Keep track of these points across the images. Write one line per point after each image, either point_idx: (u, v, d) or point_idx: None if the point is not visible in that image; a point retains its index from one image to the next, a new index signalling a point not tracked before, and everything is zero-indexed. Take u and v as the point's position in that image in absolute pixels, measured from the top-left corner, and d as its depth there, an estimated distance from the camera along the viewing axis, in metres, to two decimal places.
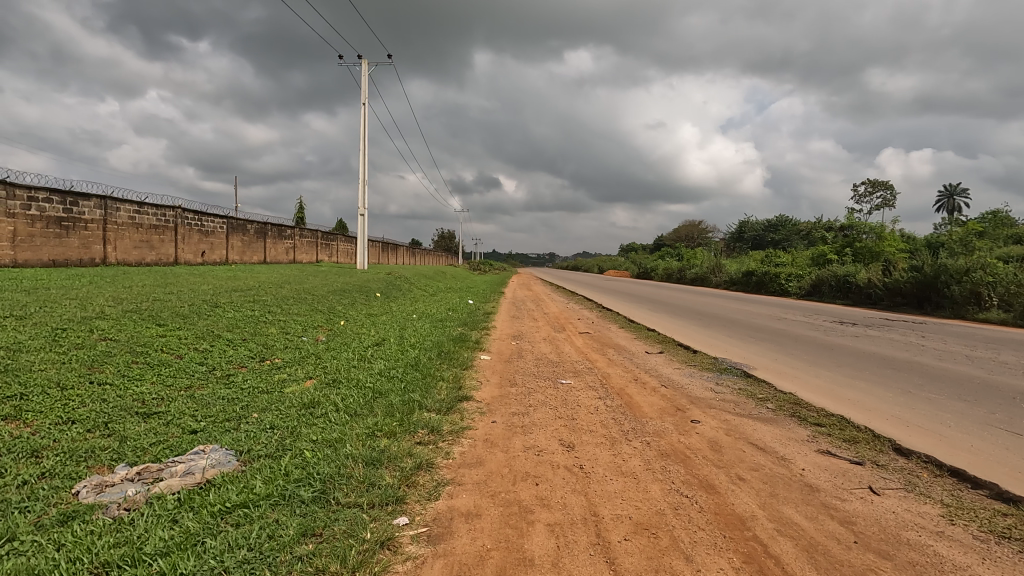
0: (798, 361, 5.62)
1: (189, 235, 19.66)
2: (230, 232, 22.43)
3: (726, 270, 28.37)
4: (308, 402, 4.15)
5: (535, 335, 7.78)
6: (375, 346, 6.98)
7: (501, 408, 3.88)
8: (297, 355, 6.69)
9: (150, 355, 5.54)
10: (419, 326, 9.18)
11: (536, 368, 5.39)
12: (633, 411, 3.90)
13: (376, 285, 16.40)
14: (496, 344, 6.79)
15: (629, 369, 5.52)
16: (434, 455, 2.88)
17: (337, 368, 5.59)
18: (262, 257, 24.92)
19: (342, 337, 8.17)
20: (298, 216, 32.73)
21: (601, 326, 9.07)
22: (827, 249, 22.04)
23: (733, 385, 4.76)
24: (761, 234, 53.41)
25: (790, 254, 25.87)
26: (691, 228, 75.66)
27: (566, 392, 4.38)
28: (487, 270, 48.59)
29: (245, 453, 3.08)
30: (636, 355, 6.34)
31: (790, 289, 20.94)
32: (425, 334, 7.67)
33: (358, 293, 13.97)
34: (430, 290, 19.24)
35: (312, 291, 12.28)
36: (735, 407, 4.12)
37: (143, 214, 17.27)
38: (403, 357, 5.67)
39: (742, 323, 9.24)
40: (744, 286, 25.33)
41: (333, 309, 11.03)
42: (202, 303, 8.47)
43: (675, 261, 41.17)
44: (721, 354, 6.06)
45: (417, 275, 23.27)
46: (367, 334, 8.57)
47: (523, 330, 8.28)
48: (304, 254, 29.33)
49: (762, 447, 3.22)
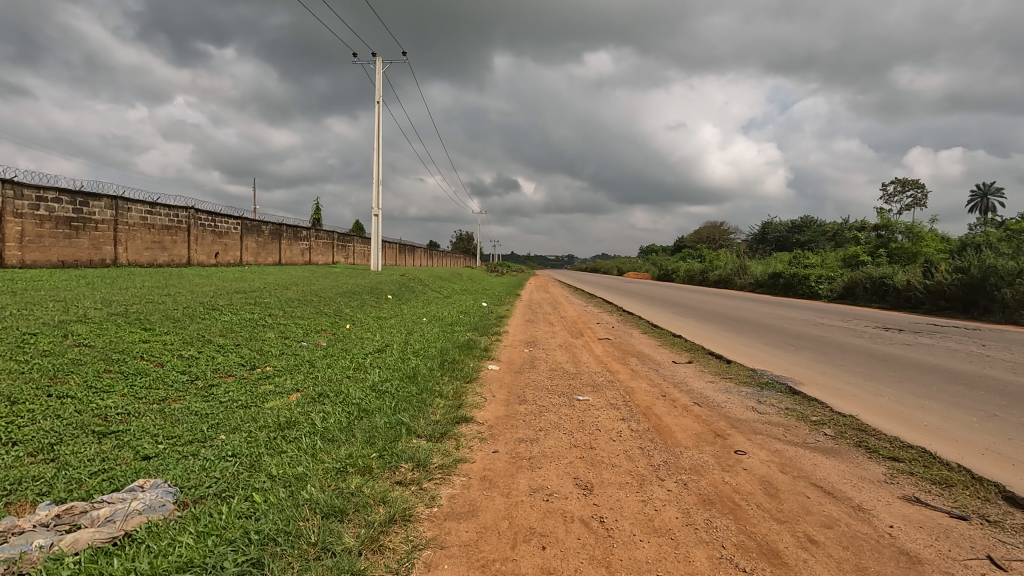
0: (851, 375, 4.91)
1: (202, 236, 19.48)
2: (244, 233, 22.25)
3: (751, 272, 27.38)
4: (283, 422, 3.59)
5: (550, 342, 7.16)
6: (375, 354, 6.43)
7: (505, 432, 3.27)
8: (291, 362, 6.17)
9: (125, 363, 5.05)
10: (427, 330, 8.62)
11: (550, 381, 4.77)
12: (663, 438, 3.26)
13: (388, 287, 15.95)
14: (507, 351, 6.19)
15: (654, 383, 4.88)
16: (415, 502, 2.28)
17: (329, 379, 5.05)
18: (277, 258, 24.73)
19: (343, 343, 7.64)
20: (314, 218, 32.60)
21: (623, 332, 8.40)
22: (860, 250, 20.98)
23: (780, 405, 4.09)
24: (786, 235, 51.98)
25: (819, 255, 24.82)
26: (713, 230, 74.19)
27: (583, 412, 3.76)
28: (504, 272, 48.09)
29: (190, 491, 2.52)
30: (663, 365, 5.68)
31: (821, 292, 19.96)
32: (431, 341, 7.09)
33: (368, 295, 13.50)
34: (444, 292, 18.72)
35: (320, 292, 11.84)
36: (785, 433, 3.46)
37: (156, 214, 17.11)
38: (401, 368, 5.09)
39: (777, 330, 8.49)
40: (770, 288, 24.36)
41: (339, 312, 10.54)
42: (198, 305, 8.02)
43: (697, 263, 40.11)
44: (759, 365, 5.37)
45: (432, 277, 22.80)
46: (371, 339, 8.02)
47: (537, 336, 7.66)
48: (320, 256, 29.14)
49: (829, 491, 2.57)
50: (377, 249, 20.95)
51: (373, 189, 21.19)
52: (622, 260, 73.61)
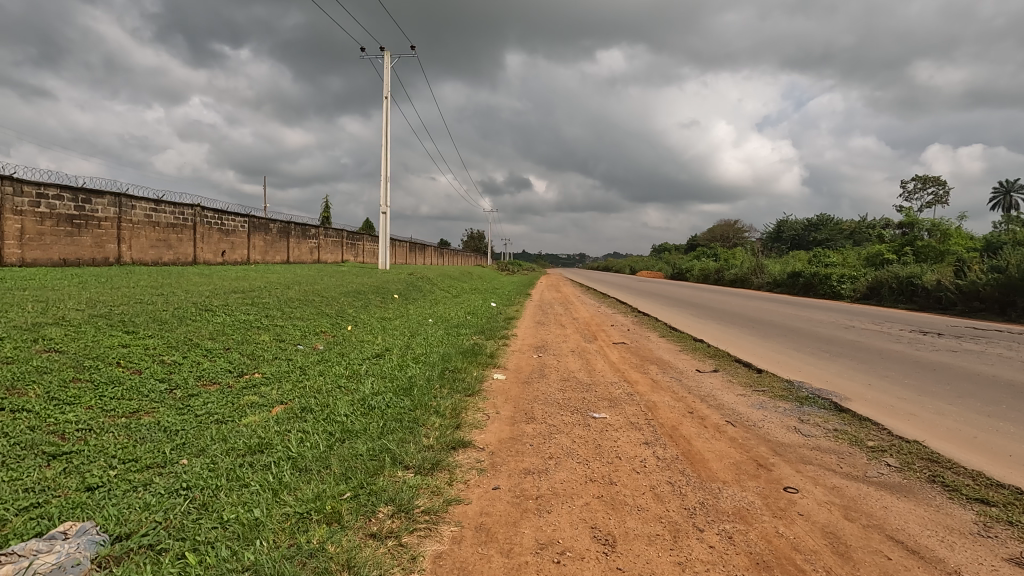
0: (902, 388, 4.35)
1: (208, 234, 19.22)
2: (252, 232, 21.98)
3: (768, 271, 26.62)
4: (256, 444, 3.14)
5: (561, 346, 6.66)
6: (373, 359, 5.96)
7: (509, 462, 2.78)
8: (282, 368, 5.73)
9: (98, 371, 4.63)
10: (432, 333, 8.14)
11: (561, 393, 4.28)
12: (695, 468, 2.76)
13: (395, 286, 15.53)
14: (516, 358, 5.71)
15: (678, 396, 4.37)
16: (390, 566, 1.79)
17: (318, 389, 4.59)
18: (285, 257, 24.46)
19: (342, 346, 7.20)
20: (324, 216, 32.39)
21: (639, 336, 7.87)
22: (884, 248, 20.16)
23: (827, 426, 3.55)
24: (801, 233, 51.02)
25: (840, 254, 24.02)
26: (727, 228, 73.03)
27: (600, 434, 3.25)
28: (515, 271, 47.61)
29: (121, 540, 2.06)
30: (686, 375, 5.16)
31: (844, 293, 19.19)
32: (434, 345, 6.61)
33: (374, 294, 13.08)
34: (453, 291, 18.28)
35: (323, 292, 11.43)
36: (839, 463, 2.93)
37: (161, 212, 16.85)
38: (397, 377, 4.62)
39: (805, 334, 7.90)
40: (789, 288, 23.59)
41: (341, 312, 10.11)
42: (190, 306, 7.62)
43: (712, 262, 39.32)
44: (795, 376, 4.82)
45: (441, 276, 22.40)
46: (372, 342, 7.57)
47: (548, 340, 7.15)
48: (329, 254, 28.85)
49: (914, 548, 2.04)
50: (385, 247, 20.56)
51: (382, 186, 20.82)
52: (635, 259, 72.79)
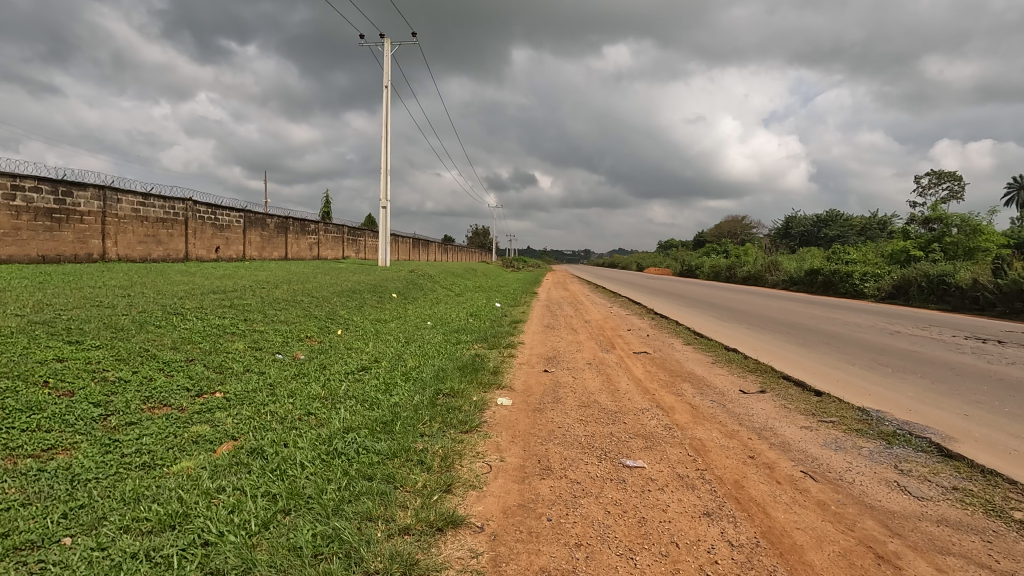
0: (1008, 420, 3.47)
1: (202, 229, 18.45)
2: (248, 227, 21.19)
3: (783, 268, 25.66)
4: (170, 514, 2.28)
5: (575, 358, 5.79)
6: (359, 374, 5.13)
7: (520, 555, 1.91)
8: (249, 386, 4.87)
9: (14, 395, 3.80)
10: (429, 339, 7.29)
11: (581, 427, 3.41)
12: (791, 569, 1.88)
13: (394, 284, 14.69)
14: (522, 374, 4.85)
15: (729, 430, 3.48)
16: None
17: (282, 417, 3.73)
18: (283, 253, 23.71)
19: (327, 355, 6.35)
20: (325, 212, 31.68)
21: (662, 343, 6.99)
22: (909, 244, 19.13)
23: (940, 482, 2.66)
24: (811, 229, 49.96)
25: (859, 250, 23.02)
26: (735, 223, 71.82)
27: (640, 500, 2.38)
28: (521, 268, 46.80)
29: None
30: (730, 398, 4.28)
31: (868, 292, 18.20)
32: (432, 355, 5.75)
33: (370, 293, 12.27)
34: (456, 290, 17.43)
35: (315, 291, 10.61)
36: (989, 553, 2.06)
37: (150, 206, 16.08)
38: (380, 403, 3.77)
39: (848, 340, 7.01)
40: (807, 286, 22.61)
41: (332, 314, 9.29)
42: (157, 309, 6.79)
43: (722, 258, 38.31)
44: (867, 403, 3.94)
45: (444, 272, 21.56)
46: (362, 350, 6.73)
47: (559, 349, 6.27)
48: (329, 250, 28.06)
49: None
50: (385, 243, 19.70)
51: (382, 180, 20.05)
52: (641, 256, 71.81)
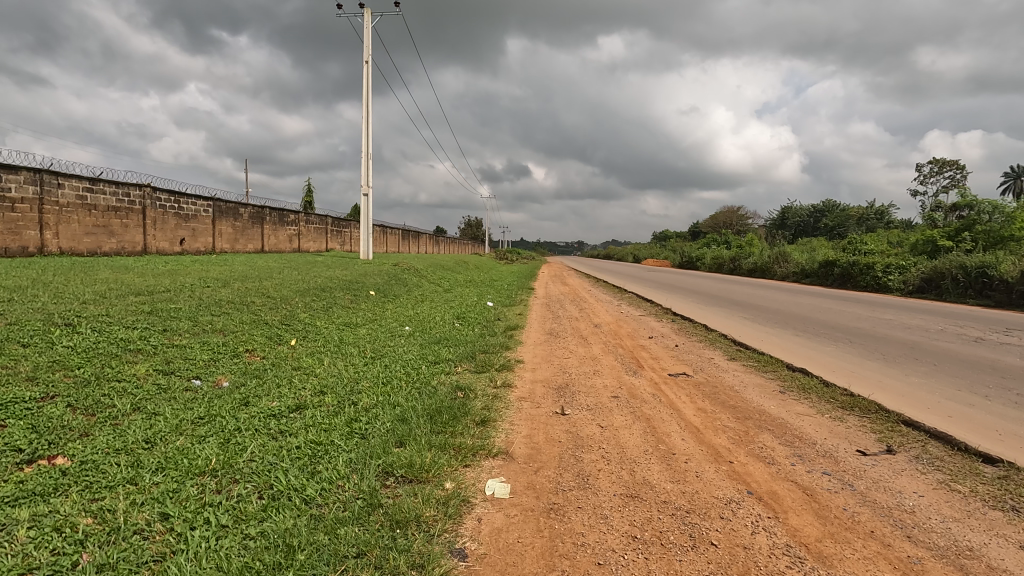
0: None
1: (163, 219, 16.70)
2: (218, 217, 19.47)
3: (792, 260, 24.22)
4: None
5: (595, 388, 4.21)
6: (286, 420, 3.53)
7: None
8: (116, 440, 3.25)
9: None
10: (401, 355, 5.67)
11: (641, 564, 1.83)
12: None
13: (374, 280, 13.08)
14: (524, 422, 3.26)
15: (905, 560, 1.91)
16: None
17: (110, 529, 2.14)
18: (259, 245, 22.01)
19: (258, 382, 4.72)
20: (308, 202, 29.98)
21: (702, 359, 5.42)
22: (935, 233, 17.65)
23: None
24: (811, 220, 48.63)
25: (876, 239, 21.56)
26: (732, 214, 70.28)
27: None
28: (514, 260, 45.32)
29: None
30: (854, 469, 2.71)
31: (892, 286, 16.74)
32: (398, 386, 4.15)
33: (343, 291, 10.65)
34: (444, 286, 15.79)
35: (273, 290, 9.00)
36: None
37: (99, 191, 14.34)
38: (281, 509, 2.19)
39: (940, 355, 5.46)
40: (820, 278, 21.19)
41: (288, 318, 7.69)
42: (37, 318, 5.14)
43: (723, 250, 36.87)
44: None
45: (433, 266, 19.94)
46: (311, 373, 5.10)
47: (570, 371, 4.69)
48: (311, 243, 26.34)
49: None
50: (367, 234, 18.06)
51: (364, 164, 18.42)
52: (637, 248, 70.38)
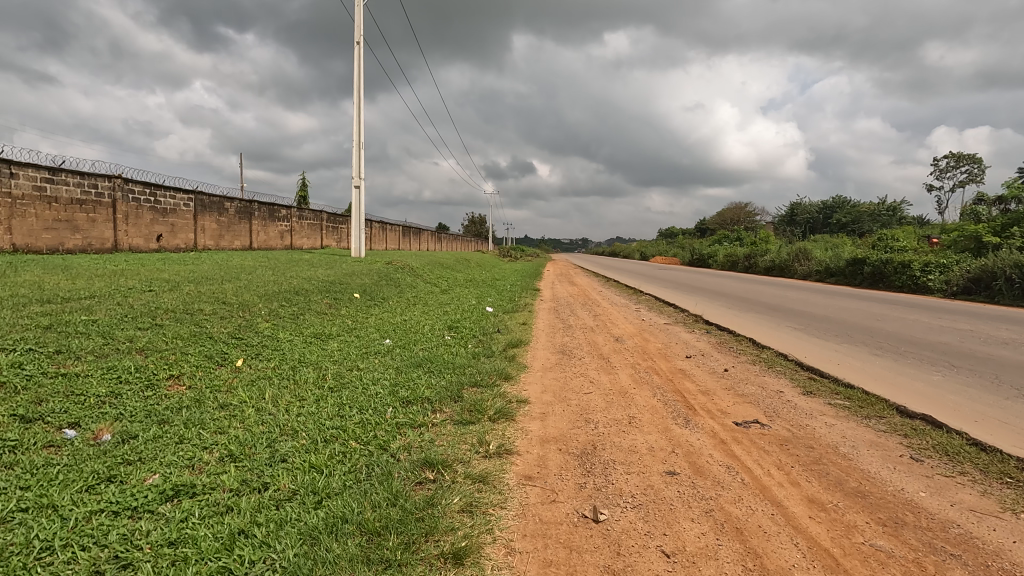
0: None
1: (136, 214, 15.39)
2: (201, 211, 18.16)
3: (814, 257, 22.80)
4: None
5: (636, 453, 2.80)
6: (139, 529, 2.15)
7: None
8: None
9: None
10: (366, 387, 4.27)
11: None
12: None
13: (361, 281, 11.72)
14: (530, 551, 1.86)
15: None
16: None
17: None
18: (247, 242, 20.71)
19: (154, 433, 3.34)
20: (303, 197, 28.65)
21: (769, 396, 3.99)
22: (979, 228, 16.16)
23: None
24: (823, 216, 47.12)
25: (907, 235, 20.12)
26: (741, 210, 68.64)
27: None
28: (518, 258, 44.10)
29: None
30: None
31: (933, 286, 15.28)
32: (339, 453, 2.75)
33: (321, 294, 9.30)
34: (441, 287, 14.37)
35: (233, 293, 7.64)
36: None
37: (60, 182, 13.04)
38: None
39: None
40: (847, 277, 19.80)
41: (242, 329, 6.34)
42: None
43: (736, 247, 35.42)
44: None
45: (431, 264, 18.62)
46: (238, 416, 3.71)
47: (595, 421, 3.29)
48: (303, 240, 25.02)
49: None
50: (359, 231, 16.72)
51: (356, 155, 17.11)
52: (643, 245, 68.93)
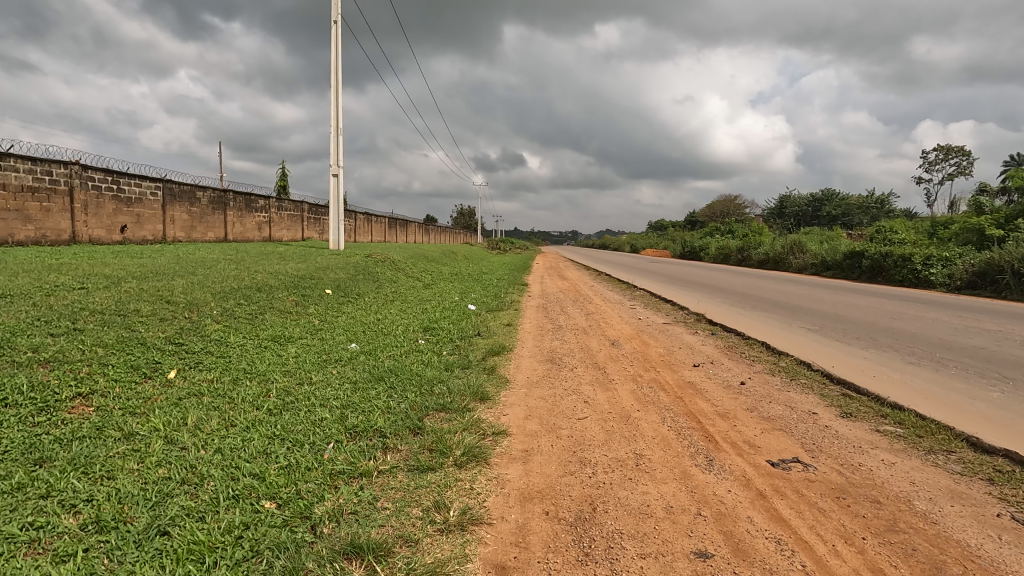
0: None
1: (97, 203, 14.39)
2: (170, 201, 17.16)
3: (809, 250, 22.27)
4: None
5: (650, 516, 2.06)
6: None
7: None
8: None
9: None
10: (310, 411, 3.48)
11: None
12: None
13: (336, 275, 10.89)
14: None
15: None
16: None
17: None
18: (221, 233, 19.72)
19: (13, 483, 2.53)
20: (283, 188, 27.59)
21: (802, 423, 3.27)
22: (982, 220, 15.73)
23: None
24: (813, 209, 46.80)
25: (905, 227, 19.63)
26: (730, 202, 68.26)
27: None
28: (506, 250, 43.27)
29: None
30: None
31: (935, 280, 14.74)
32: (239, 526, 1.97)
33: (287, 291, 8.47)
34: (423, 281, 13.54)
35: (183, 290, 6.80)
36: None
37: (9, 167, 12.04)
38: None
39: None
40: (843, 271, 19.29)
41: (183, 333, 5.52)
42: None
43: (727, 239, 34.90)
44: None
45: (415, 257, 17.80)
46: (138, 453, 2.90)
47: (592, 464, 2.53)
48: (283, 231, 24.03)
49: None
50: (338, 222, 15.85)
51: (335, 142, 16.22)
52: (633, 238, 68.39)
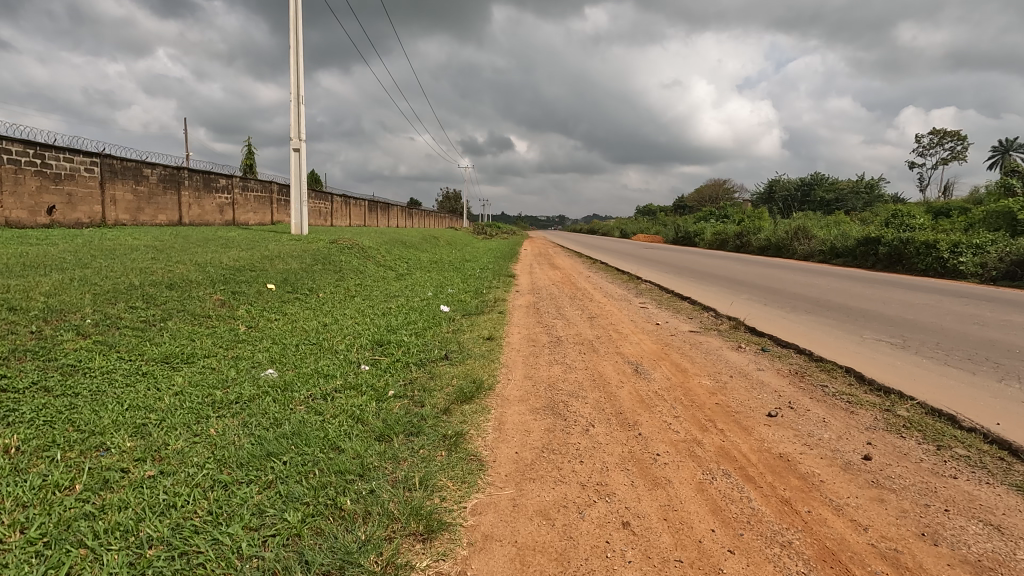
0: None
1: (16, 180, 12.40)
2: (111, 179, 15.16)
3: (815, 236, 20.83)
4: None
5: None
6: None
7: None
8: None
9: None
10: (90, 561, 1.76)
11: None
12: None
13: (287, 265, 9.13)
14: None
15: None
16: None
17: None
18: (175, 216, 17.74)
19: None
20: (250, 167, 25.51)
21: None
22: (1012, 204, 14.36)
23: None
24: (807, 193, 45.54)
25: (920, 211, 18.23)
26: (721, 186, 66.78)
27: None
28: (492, 234, 41.66)
29: None
30: None
31: (965, 270, 13.32)
32: None
33: (213, 288, 6.70)
34: (397, 271, 11.80)
35: (50, 291, 5.01)
36: None
37: None
38: None
39: None
40: (854, 259, 17.90)
41: (8, 359, 3.74)
42: None
43: (722, 224, 33.47)
44: None
45: (390, 243, 16.01)
46: None
47: None
48: (248, 214, 22.03)
49: None
50: (301, 203, 14.02)
51: (298, 112, 14.37)
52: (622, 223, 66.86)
